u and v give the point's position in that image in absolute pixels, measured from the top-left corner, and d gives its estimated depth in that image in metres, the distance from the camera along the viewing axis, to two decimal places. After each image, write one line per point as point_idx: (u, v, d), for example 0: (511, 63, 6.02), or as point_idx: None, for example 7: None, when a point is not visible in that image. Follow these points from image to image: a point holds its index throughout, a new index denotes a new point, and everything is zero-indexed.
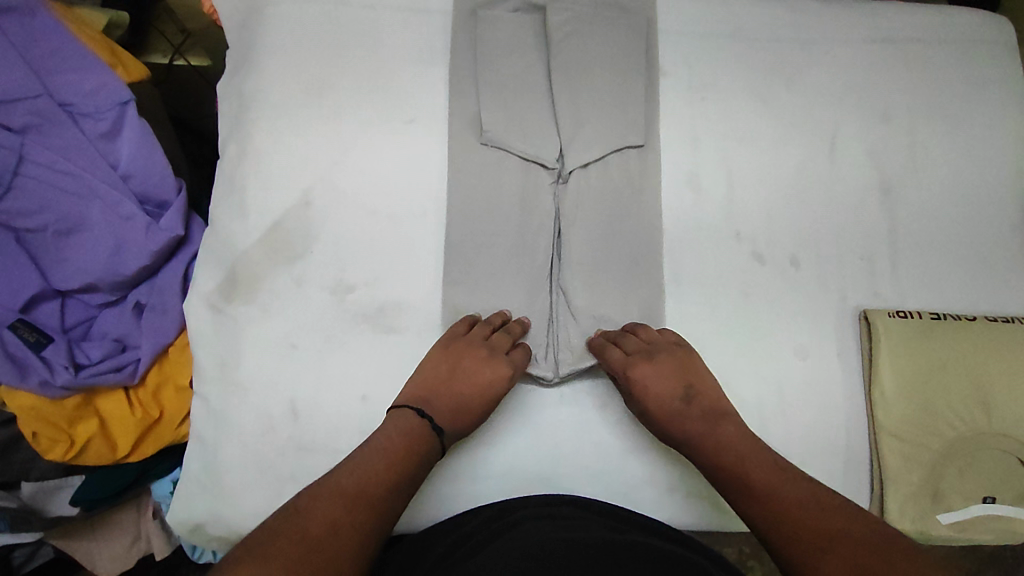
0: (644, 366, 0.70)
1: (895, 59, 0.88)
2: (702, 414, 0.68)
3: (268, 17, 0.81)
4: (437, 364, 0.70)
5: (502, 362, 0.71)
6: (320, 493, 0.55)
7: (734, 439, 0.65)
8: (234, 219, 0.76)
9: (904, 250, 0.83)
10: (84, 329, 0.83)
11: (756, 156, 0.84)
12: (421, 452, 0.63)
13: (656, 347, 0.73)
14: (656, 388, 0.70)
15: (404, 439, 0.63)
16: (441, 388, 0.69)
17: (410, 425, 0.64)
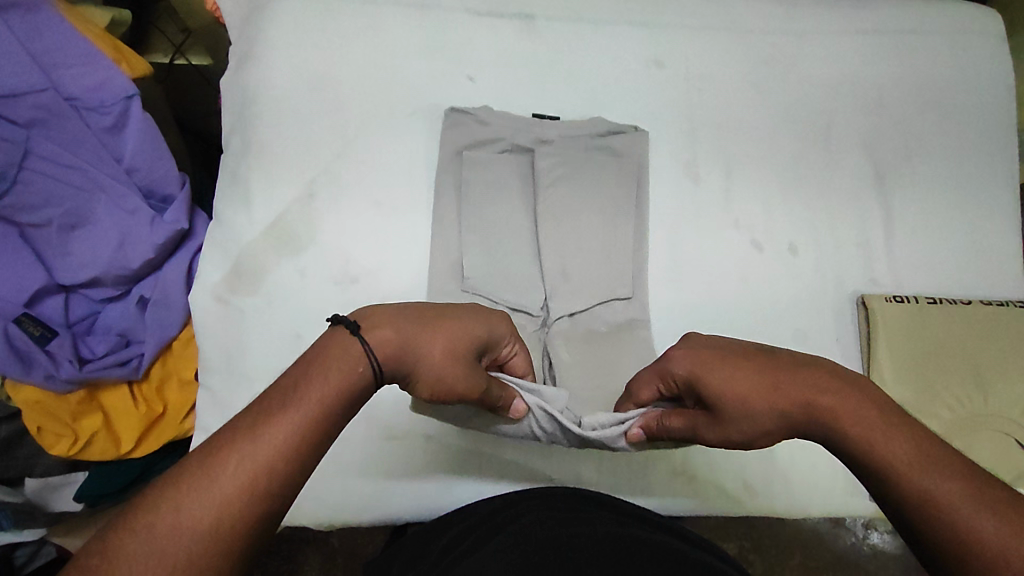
0: (679, 350, 0.57)
1: (888, 50, 0.90)
2: (818, 384, 0.50)
3: (270, 12, 0.82)
4: (377, 307, 0.51)
5: (478, 322, 0.55)
6: (171, 476, 0.38)
7: (847, 401, 0.49)
8: (238, 210, 0.77)
9: (899, 236, 0.84)
10: (88, 324, 0.83)
11: (753, 146, 0.85)
12: (345, 380, 0.44)
13: (706, 338, 0.58)
14: (721, 379, 0.53)
15: (304, 382, 0.43)
16: (378, 316, 0.49)
17: (318, 383, 0.43)
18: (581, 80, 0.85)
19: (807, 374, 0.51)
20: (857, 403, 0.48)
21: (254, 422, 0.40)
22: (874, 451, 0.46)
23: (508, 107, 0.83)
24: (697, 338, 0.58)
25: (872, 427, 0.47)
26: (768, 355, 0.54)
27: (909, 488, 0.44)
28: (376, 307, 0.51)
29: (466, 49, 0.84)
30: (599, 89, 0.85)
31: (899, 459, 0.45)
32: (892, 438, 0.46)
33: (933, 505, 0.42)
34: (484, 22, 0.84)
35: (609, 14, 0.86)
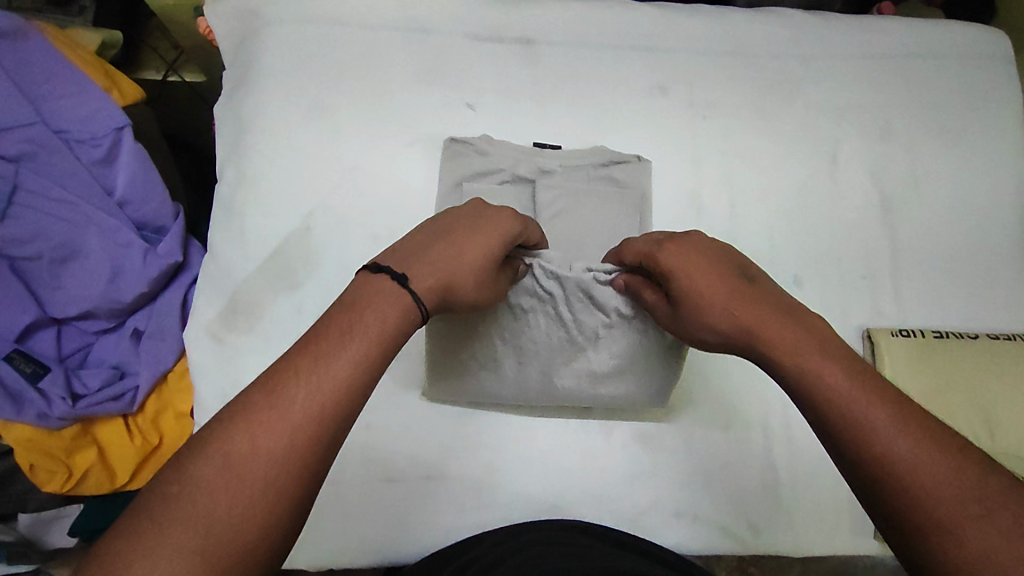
0: (669, 250, 0.56)
1: (895, 76, 0.88)
2: (778, 326, 0.49)
3: (265, 39, 0.80)
4: (400, 247, 0.53)
5: (496, 226, 0.57)
6: (222, 420, 0.40)
7: (805, 343, 0.48)
8: (233, 245, 0.75)
9: (905, 268, 0.83)
10: (81, 357, 0.82)
11: (759, 175, 0.84)
12: (388, 318, 0.47)
13: (694, 237, 0.57)
14: (693, 284, 0.53)
15: (348, 327, 0.45)
16: (408, 259, 0.52)
17: (370, 324, 0.46)
18: (583, 108, 0.83)
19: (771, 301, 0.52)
20: (817, 352, 0.47)
21: (303, 369, 0.42)
22: (829, 401, 0.44)
23: (508, 136, 0.81)
24: (683, 235, 0.57)
25: (834, 376, 0.45)
26: (745, 278, 0.54)
27: (861, 437, 0.42)
28: (403, 253, 0.52)
29: (465, 77, 0.82)
30: (601, 117, 0.83)
31: (856, 408, 0.43)
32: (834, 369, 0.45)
33: (879, 456, 0.41)
34: (484, 48, 0.82)
35: (612, 39, 0.85)
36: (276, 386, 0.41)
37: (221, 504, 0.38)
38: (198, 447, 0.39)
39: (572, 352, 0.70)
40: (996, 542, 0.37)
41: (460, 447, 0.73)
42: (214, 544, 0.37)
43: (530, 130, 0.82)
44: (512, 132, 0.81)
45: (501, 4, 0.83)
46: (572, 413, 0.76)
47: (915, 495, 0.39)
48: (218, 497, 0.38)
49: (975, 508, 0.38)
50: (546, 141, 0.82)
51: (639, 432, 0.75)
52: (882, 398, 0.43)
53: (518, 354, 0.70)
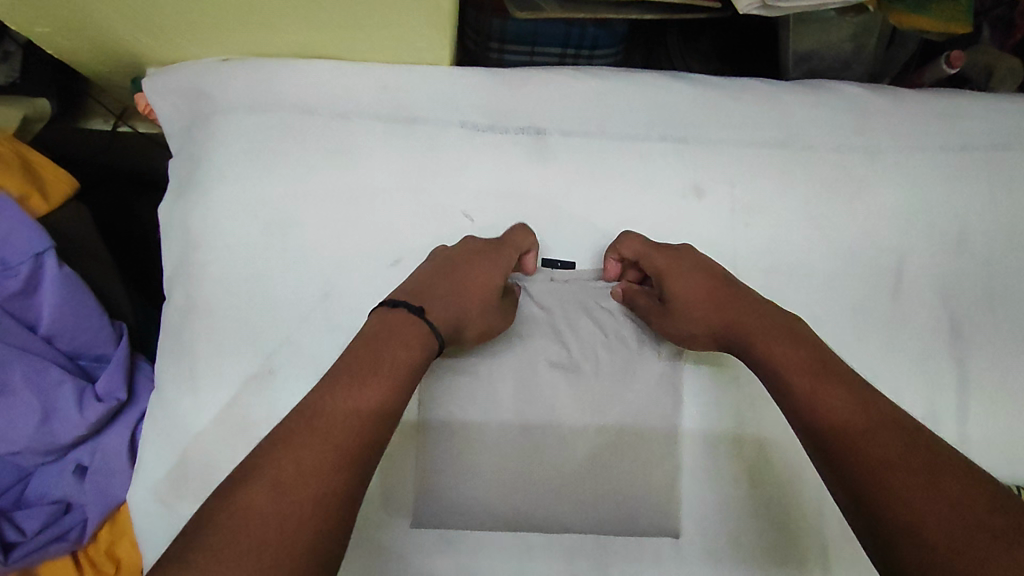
0: (660, 255, 0.64)
1: (972, 171, 0.74)
2: (760, 332, 0.57)
3: (218, 130, 0.66)
4: (423, 275, 0.61)
5: (506, 252, 0.64)
6: (276, 434, 0.44)
7: (785, 347, 0.55)
8: (183, 390, 0.63)
9: (978, 408, 0.70)
10: (17, 496, 0.72)
11: (810, 294, 0.70)
12: (413, 343, 0.53)
13: (684, 248, 0.65)
14: (682, 288, 0.62)
15: (377, 353, 0.51)
16: (428, 289, 0.58)
17: (395, 352, 0.51)
18: (601, 212, 0.69)
19: (746, 300, 0.60)
20: (799, 354, 0.54)
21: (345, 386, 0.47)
22: (806, 392, 0.51)
23: None
24: (673, 246, 0.65)
25: (809, 376, 0.52)
26: (727, 284, 0.61)
27: (835, 427, 0.48)
28: (426, 279, 0.60)
29: (460, 175, 0.68)
30: (623, 222, 0.69)
31: (826, 400, 0.50)
32: (794, 356, 0.54)
33: (843, 438, 0.47)
34: (483, 139, 0.69)
35: (638, 128, 0.71)
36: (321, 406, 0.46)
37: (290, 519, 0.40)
38: (246, 476, 0.41)
39: (575, 407, 0.65)
40: (953, 518, 0.41)
41: None
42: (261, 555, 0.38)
43: (538, 241, 0.68)
44: None
45: (505, 86, 0.70)
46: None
47: (876, 479, 0.45)
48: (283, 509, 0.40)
49: (934, 491, 0.43)
50: (556, 257, 0.69)
51: None
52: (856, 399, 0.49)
53: (515, 427, 0.65)
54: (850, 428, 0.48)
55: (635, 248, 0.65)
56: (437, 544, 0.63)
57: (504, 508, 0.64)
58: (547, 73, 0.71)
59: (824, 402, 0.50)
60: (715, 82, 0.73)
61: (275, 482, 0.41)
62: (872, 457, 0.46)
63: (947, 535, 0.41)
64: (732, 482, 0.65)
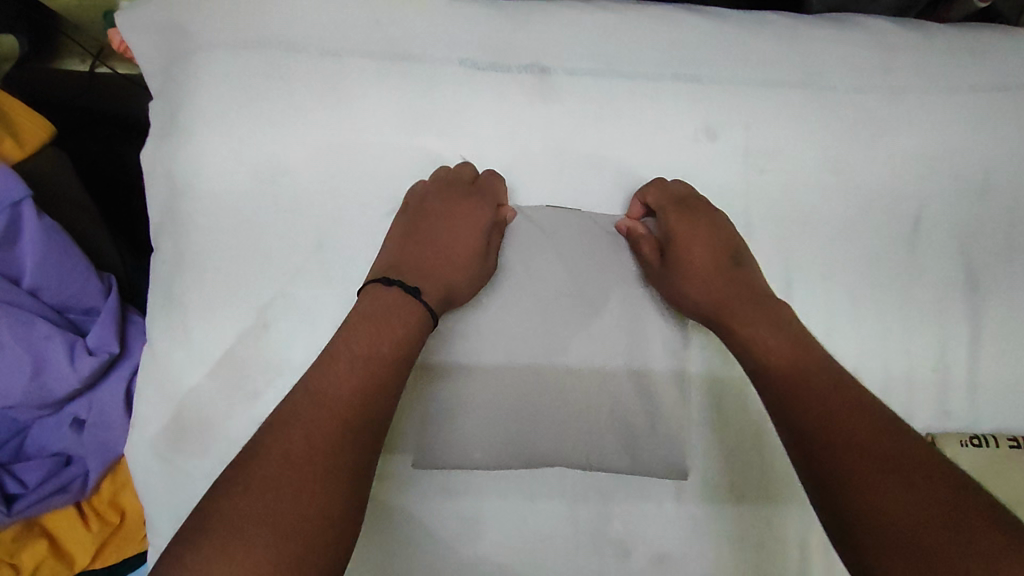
0: (679, 212, 0.63)
1: (1000, 111, 0.70)
2: (743, 313, 0.58)
3: (198, 69, 0.62)
4: (401, 237, 0.62)
5: (485, 201, 0.63)
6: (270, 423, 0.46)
7: (779, 329, 0.56)
8: (176, 343, 0.61)
9: (989, 358, 0.69)
10: (16, 448, 0.71)
11: (822, 244, 0.68)
12: (409, 321, 0.55)
13: (705, 201, 0.65)
14: (689, 250, 0.63)
15: (364, 336, 0.52)
16: (413, 264, 0.61)
17: (381, 330, 0.53)
18: (608, 158, 0.66)
19: (743, 282, 0.61)
20: (783, 339, 0.55)
21: (332, 376, 0.49)
22: (791, 369, 0.52)
23: (513, 197, 0.65)
24: (696, 197, 0.64)
25: (793, 365, 0.52)
26: (734, 254, 0.63)
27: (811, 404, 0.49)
28: (405, 249, 0.61)
29: (458, 118, 0.64)
30: (631, 169, 0.66)
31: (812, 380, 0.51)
32: (778, 331, 0.56)
33: (827, 420, 0.48)
34: (482, 79, 0.64)
35: (647, 66, 0.66)
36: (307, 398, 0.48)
37: (289, 494, 0.42)
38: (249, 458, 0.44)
39: (596, 347, 0.62)
40: (922, 501, 0.42)
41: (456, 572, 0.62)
42: (272, 525, 0.41)
43: (540, 188, 0.65)
44: (518, 191, 0.65)
45: (506, 22, 0.66)
46: (582, 530, 0.63)
47: (849, 464, 0.45)
48: (282, 483, 0.43)
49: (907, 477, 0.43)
50: (562, 203, 0.65)
51: (663, 555, 0.64)
52: (833, 386, 0.50)
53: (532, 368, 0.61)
54: (827, 411, 0.48)
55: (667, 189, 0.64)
56: (438, 497, 0.63)
57: (515, 449, 0.61)
58: (551, 8, 0.67)
59: (809, 382, 0.51)
60: (729, 17, 0.69)
61: (278, 462, 0.43)
62: (846, 439, 0.46)
63: (914, 519, 0.41)
64: (737, 436, 0.64)
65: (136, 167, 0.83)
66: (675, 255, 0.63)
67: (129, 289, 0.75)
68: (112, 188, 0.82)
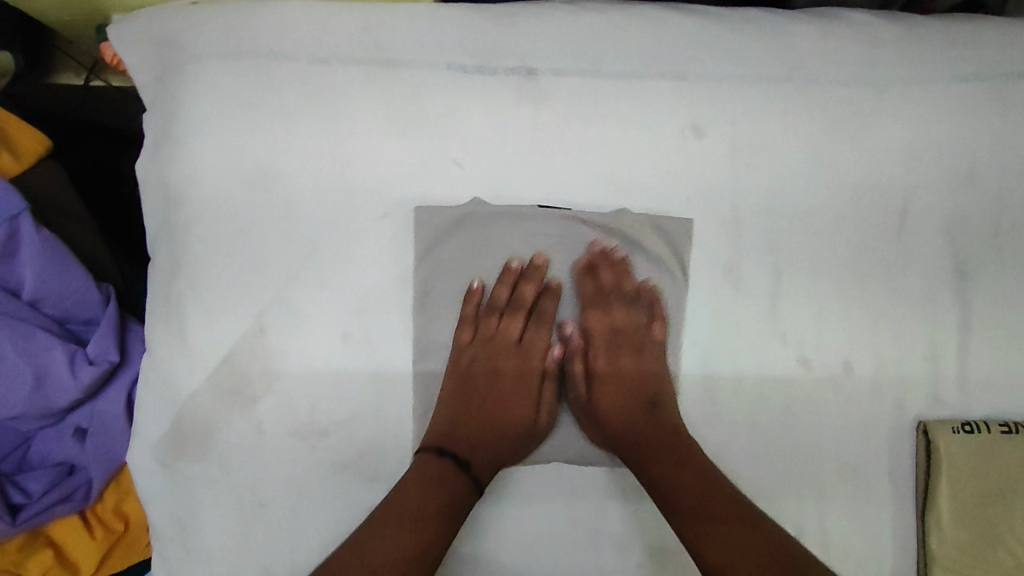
0: (592, 314, 0.70)
1: (985, 101, 0.71)
2: (660, 453, 0.63)
3: (189, 81, 0.63)
4: (456, 384, 0.67)
5: (535, 357, 0.70)
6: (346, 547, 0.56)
7: (670, 456, 0.63)
8: (175, 351, 0.62)
9: (977, 345, 0.71)
10: (19, 459, 0.72)
11: (811, 237, 0.69)
12: (453, 492, 0.60)
13: (631, 324, 0.70)
14: (606, 386, 0.69)
15: (423, 496, 0.59)
16: (470, 417, 0.67)
17: (439, 489, 0.60)
18: (599, 159, 0.66)
19: (665, 411, 0.66)
20: (687, 478, 0.61)
21: (393, 516, 0.57)
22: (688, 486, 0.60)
23: (506, 197, 0.66)
24: (621, 325, 0.70)
25: (694, 488, 0.60)
26: (653, 384, 0.67)
27: (706, 523, 0.58)
28: (464, 391, 0.67)
29: (448, 123, 0.65)
30: (620, 169, 0.67)
31: (699, 497, 0.60)
32: (673, 451, 0.63)
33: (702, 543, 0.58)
34: (472, 83, 0.65)
35: (635, 65, 0.67)
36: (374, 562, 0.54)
37: None
38: None
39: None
40: None
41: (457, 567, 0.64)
42: None
43: (533, 189, 0.66)
44: (511, 192, 0.66)
45: (494, 24, 0.66)
46: (579, 525, 0.64)
47: None
48: None
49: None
50: (552, 202, 0.66)
51: (659, 550, 0.65)
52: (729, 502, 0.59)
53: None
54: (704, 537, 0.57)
55: (589, 302, 0.69)
56: None
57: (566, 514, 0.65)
58: (539, 9, 0.67)
59: (705, 505, 0.59)
60: (717, 13, 0.69)
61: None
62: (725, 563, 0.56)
63: None
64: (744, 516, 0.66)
65: (135, 178, 0.85)
66: (591, 393, 0.69)
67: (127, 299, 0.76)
68: (109, 199, 0.83)
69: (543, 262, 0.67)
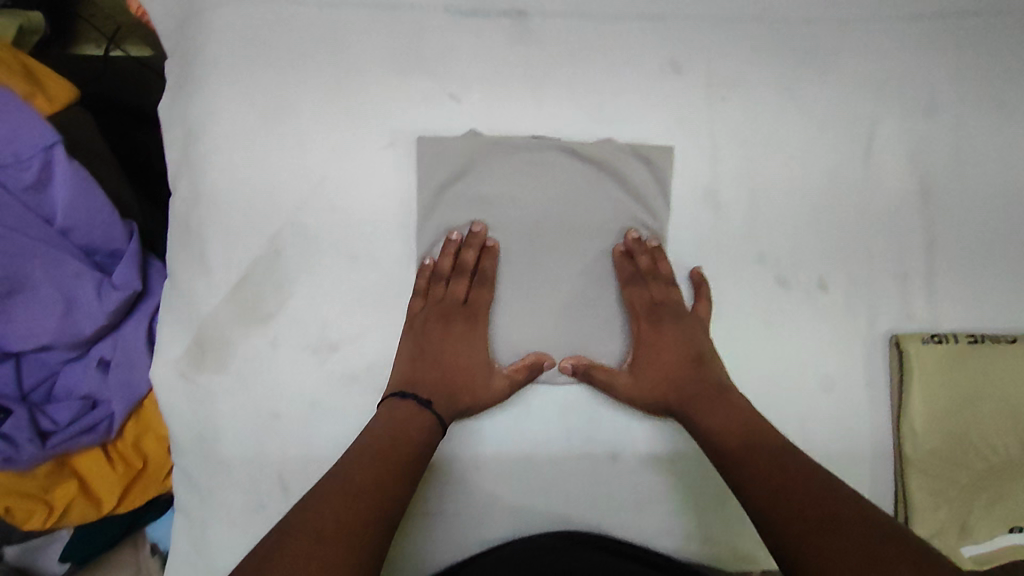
0: (639, 296, 0.70)
1: (942, 39, 0.77)
2: (705, 404, 0.65)
3: (208, 25, 0.68)
4: (412, 346, 0.68)
5: (479, 315, 0.70)
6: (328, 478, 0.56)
7: (726, 417, 0.63)
8: (196, 273, 0.67)
9: (944, 264, 0.76)
10: (47, 389, 0.76)
11: (784, 164, 0.74)
12: (419, 426, 0.63)
13: (670, 298, 0.70)
14: (654, 355, 0.69)
15: (387, 437, 0.60)
16: (425, 371, 0.67)
17: (400, 432, 0.61)
18: (585, 93, 0.72)
19: (713, 372, 0.68)
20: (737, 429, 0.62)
21: (367, 452, 0.59)
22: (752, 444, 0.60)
23: (499, 129, 0.71)
24: (662, 298, 0.70)
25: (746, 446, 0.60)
26: (695, 347, 0.69)
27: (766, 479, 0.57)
28: (416, 347, 0.67)
29: (446, 61, 0.70)
30: (602, 101, 0.72)
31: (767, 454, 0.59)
32: (735, 417, 0.63)
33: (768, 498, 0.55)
34: (466, 24, 0.71)
35: (617, 8, 0.73)
36: (345, 479, 0.56)
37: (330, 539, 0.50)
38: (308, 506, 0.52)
39: (581, 251, 0.71)
40: None
41: (461, 471, 0.69)
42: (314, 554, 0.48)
43: (524, 121, 0.71)
44: (503, 123, 0.71)
45: None
46: (574, 433, 0.70)
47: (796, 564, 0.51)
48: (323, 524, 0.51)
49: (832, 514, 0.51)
50: (541, 134, 0.71)
51: (647, 456, 0.71)
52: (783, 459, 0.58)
53: (531, 280, 0.70)
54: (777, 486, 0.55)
55: (628, 281, 0.70)
56: None
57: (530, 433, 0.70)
58: None
59: (761, 463, 0.58)
60: None
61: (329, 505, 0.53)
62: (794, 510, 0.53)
63: None
64: None
65: (154, 148, 0.90)
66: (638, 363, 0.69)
67: (147, 242, 0.82)
68: (132, 162, 0.88)
69: (481, 229, 0.69)
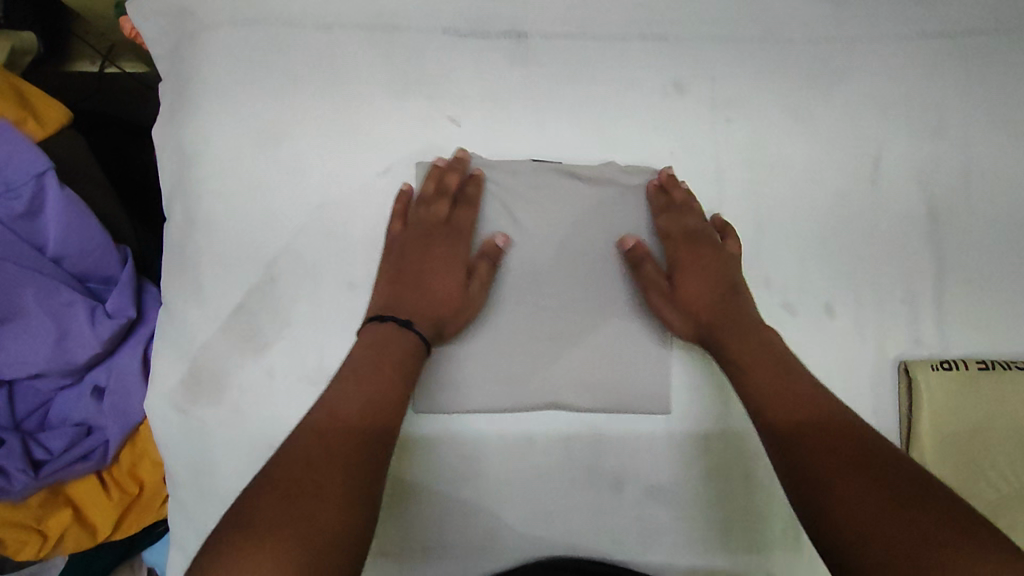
0: (674, 223, 0.69)
1: (949, 58, 0.75)
2: (735, 333, 0.63)
3: (203, 49, 0.67)
4: (392, 269, 0.65)
5: (461, 235, 0.67)
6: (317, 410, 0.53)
7: (758, 351, 0.61)
8: (190, 302, 0.66)
9: (952, 288, 0.74)
10: (42, 417, 0.75)
11: (790, 186, 0.73)
12: (401, 355, 0.59)
13: (704, 228, 0.68)
14: (686, 279, 0.67)
15: (369, 367, 0.57)
16: (406, 293, 0.64)
17: (380, 360, 0.58)
18: (587, 115, 0.71)
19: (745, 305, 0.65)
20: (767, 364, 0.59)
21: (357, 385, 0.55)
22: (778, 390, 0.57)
23: (498, 151, 0.70)
24: (697, 226, 0.68)
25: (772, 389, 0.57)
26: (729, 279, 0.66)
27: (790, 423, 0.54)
28: (398, 270, 0.65)
29: (445, 84, 0.69)
30: (604, 123, 0.71)
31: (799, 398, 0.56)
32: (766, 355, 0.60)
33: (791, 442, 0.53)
34: (466, 46, 0.70)
35: (618, 29, 0.72)
36: (334, 411, 0.53)
37: (317, 481, 0.47)
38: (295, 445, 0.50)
39: (584, 276, 0.69)
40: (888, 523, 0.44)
41: (461, 503, 0.68)
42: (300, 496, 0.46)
43: (524, 144, 0.70)
44: (503, 146, 0.70)
45: None
46: (577, 463, 0.68)
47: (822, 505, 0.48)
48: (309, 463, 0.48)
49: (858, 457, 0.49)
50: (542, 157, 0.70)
51: (653, 487, 0.69)
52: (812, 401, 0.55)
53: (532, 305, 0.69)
54: (806, 428, 0.53)
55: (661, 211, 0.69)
56: (441, 434, 0.68)
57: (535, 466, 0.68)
58: None
59: (793, 403, 0.55)
60: None
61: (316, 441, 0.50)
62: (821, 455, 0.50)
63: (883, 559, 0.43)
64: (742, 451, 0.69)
65: (149, 165, 0.88)
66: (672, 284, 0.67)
67: (143, 265, 0.80)
68: (129, 182, 0.87)
69: (464, 155, 0.68)
